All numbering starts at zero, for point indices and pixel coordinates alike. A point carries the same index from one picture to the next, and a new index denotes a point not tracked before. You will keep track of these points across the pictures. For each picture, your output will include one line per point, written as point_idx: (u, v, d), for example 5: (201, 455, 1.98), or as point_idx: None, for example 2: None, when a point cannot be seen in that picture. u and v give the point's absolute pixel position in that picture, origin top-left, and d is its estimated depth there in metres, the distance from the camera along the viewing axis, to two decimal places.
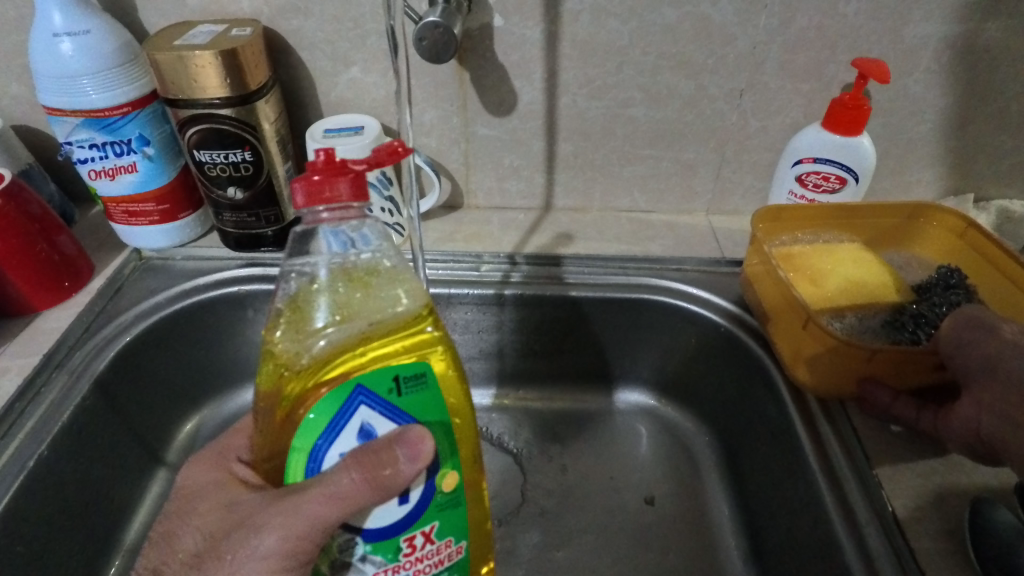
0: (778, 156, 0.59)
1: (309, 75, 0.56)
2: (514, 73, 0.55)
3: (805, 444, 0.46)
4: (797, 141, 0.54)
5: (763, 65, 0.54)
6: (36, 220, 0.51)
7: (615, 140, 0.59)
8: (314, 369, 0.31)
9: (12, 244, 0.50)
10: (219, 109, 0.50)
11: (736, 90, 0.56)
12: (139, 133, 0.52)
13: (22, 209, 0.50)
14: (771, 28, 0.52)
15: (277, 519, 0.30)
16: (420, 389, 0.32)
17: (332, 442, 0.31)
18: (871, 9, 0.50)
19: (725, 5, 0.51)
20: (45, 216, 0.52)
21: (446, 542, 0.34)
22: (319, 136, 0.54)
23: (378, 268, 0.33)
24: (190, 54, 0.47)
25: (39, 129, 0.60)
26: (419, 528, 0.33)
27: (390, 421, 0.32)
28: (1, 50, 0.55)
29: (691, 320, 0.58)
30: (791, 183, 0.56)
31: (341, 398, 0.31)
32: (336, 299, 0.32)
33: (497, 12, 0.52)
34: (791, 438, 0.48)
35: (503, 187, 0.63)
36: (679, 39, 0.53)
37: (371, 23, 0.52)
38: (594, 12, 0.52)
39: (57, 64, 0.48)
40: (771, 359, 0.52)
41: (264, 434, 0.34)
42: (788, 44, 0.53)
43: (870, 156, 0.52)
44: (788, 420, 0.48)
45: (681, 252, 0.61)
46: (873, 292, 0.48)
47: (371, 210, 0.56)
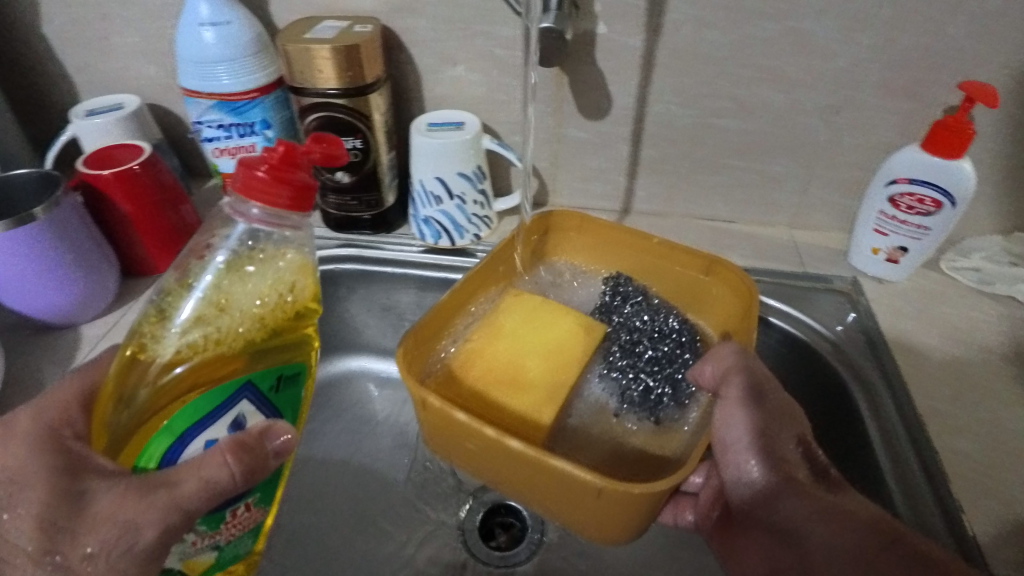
0: (869, 174, 0.59)
1: (416, 70, 0.59)
2: (611, 79, 0.57)
3: (884, 465, 0.46)
4: (892, 161, 0.54)
5: (862, 83, 0.54)
6: (167, 188, 0.57)
7: (703, 149, 0.61)
8: (176, 389, 0.34)
9: (143, 210, 0.56)
10: (338, 99, 0.54)
11: (832, 106, 0.56)
12: (262, 117, 0.57)
13: (155, 179, 0.56)
14: (874, 46, 0.52)
15: (154, 512, 0.33)
16: (293, 386, 0.39)
17: (202, 429, 0.35)
18: (981, 32, 0.50)
19: (829, 22, 0.51)
20: (174, 187, 0.57)
21: (257, 508, 0.39)
22: (423, 129, 0.57)
23: (258, 260, 0.36)
24: (317, 47, 0.51)
25: (168, 108, 0.66)
26: (245, 499, 0.38)
27: (260, 413, 0.37)
28: (144, 35, 0.61)
29: (769, 332, 0.58)
30: (882, 203, 0.56)
31: (228, 391, 0.35)
32: (216, 289, 0.35)
33: (601, 19, 0.54)
34: (868, 457, 0.48)
35: (587, 188, 0.66)
36: (779, 53, 0.54)
37: (478, 25, 0.55)
38: (696, 24, 0.53)
39: (199, 50, 0.53)
40: (851, 378, 0.52)
41: (119, 407, 0.35)
42: (890, 63, 0.53)
43: (970, 180, 0.51)
44: (867, 440, 0.49)
45: (760, 263, 0.62)
46: (560, 347, 0.51)
47: (466, 202, 0.59)
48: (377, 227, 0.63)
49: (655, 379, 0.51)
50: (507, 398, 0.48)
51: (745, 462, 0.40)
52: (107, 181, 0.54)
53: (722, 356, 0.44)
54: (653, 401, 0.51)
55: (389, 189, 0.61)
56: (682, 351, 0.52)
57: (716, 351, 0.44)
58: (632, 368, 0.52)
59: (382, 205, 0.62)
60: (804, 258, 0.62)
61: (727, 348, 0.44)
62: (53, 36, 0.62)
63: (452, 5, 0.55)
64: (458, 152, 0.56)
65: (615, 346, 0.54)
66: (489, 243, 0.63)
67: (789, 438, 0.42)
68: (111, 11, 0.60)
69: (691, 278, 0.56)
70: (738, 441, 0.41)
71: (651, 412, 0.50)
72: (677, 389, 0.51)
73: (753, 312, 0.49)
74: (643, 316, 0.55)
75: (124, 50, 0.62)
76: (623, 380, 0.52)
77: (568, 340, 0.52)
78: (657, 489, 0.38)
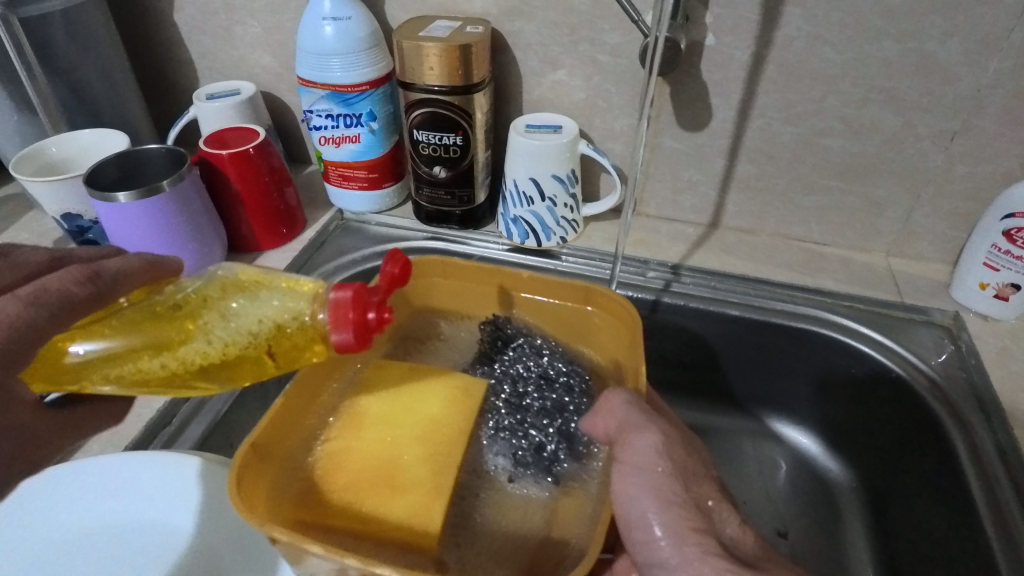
0: (981, 205, 0.56)
1: (519, 73, 0.60)
2: (714, 91, 0.57)
3: (980, 506, 0.45)
4: (1013, 192, 0.51)
5: (984, 109, 0.52)
6: (275, 171, 0.60)
7: (803, 168, 0.59)
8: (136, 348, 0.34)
9: (252, 190, 0.59)
10: (446, 97, 0.56)
11: (948, 132, 0.54)
12: (369, 110, 0.60)
13: (265, 161, 0.59)
14: (1002, 72, 0.50)
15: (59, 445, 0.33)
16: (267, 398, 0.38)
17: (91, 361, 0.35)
18: None
19: (954, 44, 0.49)
20: (280, 170, 0.61)
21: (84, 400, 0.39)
22: (522, 130, 0.58)
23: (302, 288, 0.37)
24: (431, 45, 0.53)
25: (278, 96, 0.70)
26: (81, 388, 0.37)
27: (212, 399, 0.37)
28: (265, 27, 0.65)
29: (859, 360, 0.57)
30: (996, 236, 0.53)
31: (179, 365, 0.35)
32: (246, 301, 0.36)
33: (711, 31, 0.53)
34: (961, 496, 0.47)
35: (677, 199, 0.65)
36: (896, 74, 0.52)
37: (586, 31, 0.56)
38: (810, 39, 0.52)
39: (318, 43, 0.56)
40: (947, 414, 0.50)
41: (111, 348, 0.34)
42: (1019, 90, 0.50)
43: None
44: (961, 478, 0.47)
45: (854, 289, 0.60)
46: (446, 416, 0.44)
47: (556, 204, 0.60)
48: (465, 223, 0.65)
49: (543, 434, 0.47)
50: (392, 498, 0.40)
51: (650, 527, 0.36)
52: (224, 161, 0.57)
53: (611, 403, 0.40)
54: (547, 458, 0.45)
55: (481, 187, 0.63)
56: (570, 400, 0.48)
57: (607, 403, 0.41)
58: (523, 424, 0.47)
59: (473, 201, 0.63)
60: (902, 287, 0.60)
61: (612, 396, 0.41)
62: (183, 23, 0.67)
63: (562, 10, 0.56)
64: (555, 155, 0.57)
65: (499, 399, 0.49)
66: (574, 247, 0.64)
67: (723, 506, 0.41)
68: (238, 2, 0.64)
69: (573, 311, 0.50)
70: (656, 534, 0.36)
71: (546, 471, 0.45)
72: (572, 441, 0.46)
73: (639, 349, 0.43)
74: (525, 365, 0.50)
75: (245, 40, 0.66)
76: (514, 437, 0.47)
77: (448, 415, 0.44)
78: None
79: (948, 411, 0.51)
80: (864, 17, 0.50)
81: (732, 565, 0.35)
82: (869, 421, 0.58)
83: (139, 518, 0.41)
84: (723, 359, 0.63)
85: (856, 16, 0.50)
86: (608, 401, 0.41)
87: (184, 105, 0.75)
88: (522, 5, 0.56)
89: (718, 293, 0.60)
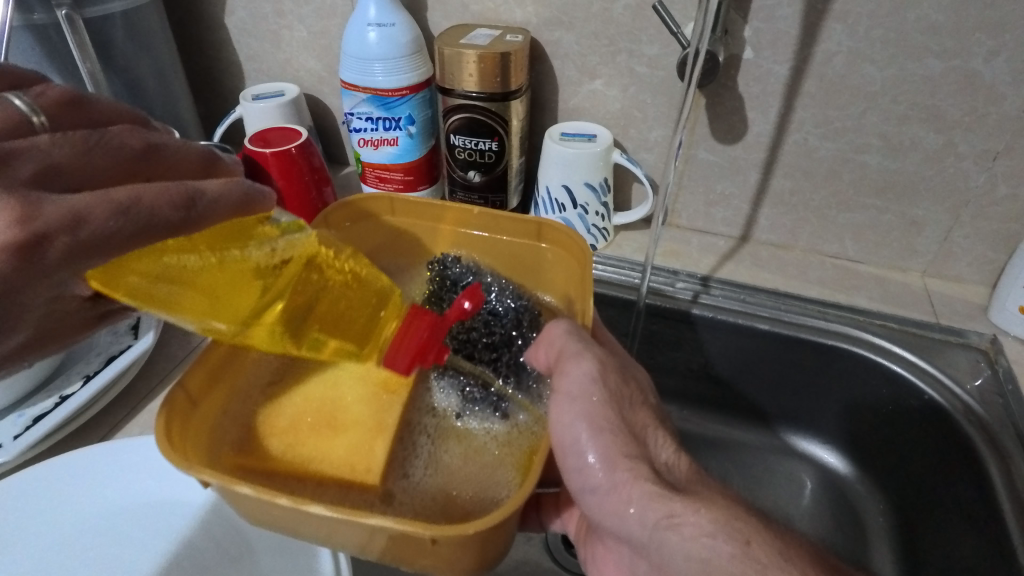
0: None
1: (556, 82, 0.61)
2: (751, 105, 0.57)
3: (1014, 532, 0.44)
4: None
5: None
6: (315, 171, 0.62)
7: (839, 184, 0.59)
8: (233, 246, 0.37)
9: (293, 188, 0.61)
10: (483, 103, 0.57)
11: (991, 152, 0.53)
12: (408, 113, 0.61)
13: (307, 160, 0.61)
14: None
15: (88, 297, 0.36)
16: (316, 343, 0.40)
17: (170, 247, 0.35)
18: None
19: (999, 64, 0.49)
20: (320, 170, 0.63)
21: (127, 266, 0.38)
22: (557, 138, 0.59)
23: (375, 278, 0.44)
24: (472, 53, 0.54)
25: (320, 98, 0.72)
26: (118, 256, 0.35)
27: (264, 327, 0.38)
28: (312, 32, 0.67)
29: (889, 379, 0.56)
30: None
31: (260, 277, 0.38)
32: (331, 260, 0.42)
33: (750, 44, 0.54)
34: (995, 522, 0.45)
35: (709, 212, 0.65)
36: (938, 92, 0.51)
37: (624, 42, 0.57)
38: (850, 55, 0.52)
39: (362, 48, 0.58)
40: (982, 437, 0.49)
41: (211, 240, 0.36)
42: None
43: None
44: (995, 503, 0.46)
45: (888, 308, 0.59)
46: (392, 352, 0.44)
47: (587, 212, 0.61)
48: None
49: (491, 369, 0.45)
50: (332, 440, 0.39)
51: (582, 453, 0.36)
52: (267, 159, 0.59)
53: (554, 338, 0.40)
54: (495, 396, 0.43)
55: (514, 193, 0.64)
56: (517, 333, 0.46)
57: (545, 336, 0.40)
58: (465, 361, 0.45)
59: (506, 207, 0.64)
60: (938, 308, 0.59)
61: (554, 325, 0.40)
62: (233, 27, 0.70)
63: (602, 22, 0.56)
64: (589, 163, 0.57)
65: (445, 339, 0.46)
66: (604, 255, 0.64)
67: (658, 432, 0.39)
68: (287, 8, 0.66)
69: (525, 248, 0.49)
70: (589, 460, 0.36)
71: (494, 407, 0.42)
72: (521, 374, 0.44)
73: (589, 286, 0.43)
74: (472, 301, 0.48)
75: (291, 44, 0.69)
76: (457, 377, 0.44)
77: None
78: (491, 524, 0.30)
79: (984, 435, 0.49)
80: (906, 34, 0.50)
81: (662, 490, 0.35)
82: (899, 440, 0.57)
83: (174, 498, 0.42)
84: (749, 373, 0.63)
85: (898, 33, 0.50)
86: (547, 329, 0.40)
87: (230, 106, 0.77)
88: (562, 15, 0.57)
89: (747, 306, 0.60)
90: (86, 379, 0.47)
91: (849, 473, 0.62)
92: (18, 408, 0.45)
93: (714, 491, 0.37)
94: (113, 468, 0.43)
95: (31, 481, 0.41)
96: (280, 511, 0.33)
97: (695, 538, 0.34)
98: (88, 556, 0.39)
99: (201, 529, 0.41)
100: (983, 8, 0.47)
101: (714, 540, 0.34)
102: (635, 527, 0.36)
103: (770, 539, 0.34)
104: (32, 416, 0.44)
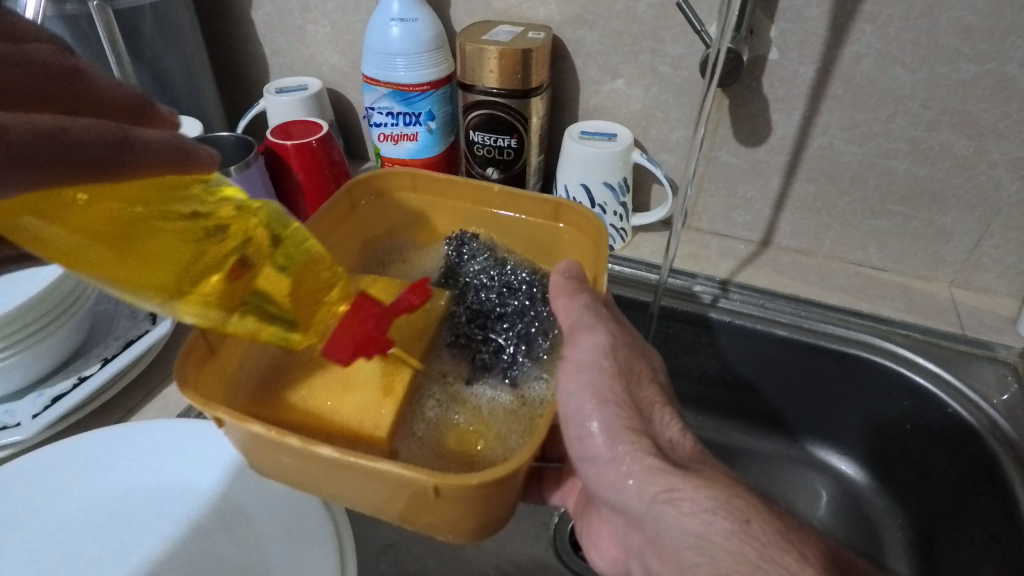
0: None
1: (578, 80, 0.61)
2: (775, 107, 0.56)
3: None
4: None
5: None
6: (334, 164, 0.62)
7: (864, 190, 0.58)
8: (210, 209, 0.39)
9: (313, 181, 0.61)
10: (503, 100, 0.57)
11: None
12: (429, 109, 0.61)
13: (327, 154, 0.61)
14: None
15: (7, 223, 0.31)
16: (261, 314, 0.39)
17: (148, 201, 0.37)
18: None
19: None
20: (341, 164, 0.63)
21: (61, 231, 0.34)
22: (576, 136, 0.59)
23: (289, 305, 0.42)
24: (493, 49, 0.54)
25: (342, 93, 0.72)
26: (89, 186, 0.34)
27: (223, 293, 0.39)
28: (336, 27, 0.67)
29: (911, 390, 0.54)
30: None
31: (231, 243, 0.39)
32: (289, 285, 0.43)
33: (776, 45, 0.53)
34: (1018, 541, 0.44)
35: (730, 215, 0.64)
36: (970, 96, 0.50)
37: (648, 41, 0.56)
38: (880, 58, 0.51)
39: (385, 42, 0.58)
40: (1005, 451, 0.48)
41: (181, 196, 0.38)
42: None
43: None
44: (1018, 519, 0.44)
45: (913, 317, 0.58)
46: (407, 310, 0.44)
47: (605, 213, 0.60)
48: None
49: (503, 337, 0.44)
50: (344, 395, 0.39)
51: (585, 421, 0.36)
52: (288, 151, 0.60)
53: (556, 286, 0.40)
54: (506, 361, 0.43)
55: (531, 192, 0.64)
56: (531, 306, 0.45)
57: (562, 305, 0.39)
58: (480, 328, 0.45)
59: None
60: (964, 320, 0.57)
61: (565, 296, 0.40)
62: (260, 21, 0.70)
63: (625, 20, 0.56)
64: (608, 163, 0.57)
65: (461, 309, 0.46)
66: (622, 256, 0.63)
67: (664, 411, 0.39)
68: (312, 3, 0.67)
69: (542, 229, 0.48)
70: (593, 429, 0.36)
71: (504, 373, 0.42)
72: (531, 344, 0.44)
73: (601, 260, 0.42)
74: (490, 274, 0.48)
75: (316, 39, 0.69)
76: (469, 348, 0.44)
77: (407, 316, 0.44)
78: (495, 475, 0.30)
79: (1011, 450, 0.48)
80: (939, 37, 0.48)
81: (663, 465, 0.35)
82: (919, 453, 0.56)
83: (186, 482, 0.42)
84: (766, 380, 0.62)
85: (930, 35, 0.49)
86: (561, 297, 0.40)
87: (254, 100, 0.78)
88: (585, 13, 0.57)
89: (766, 311, 0.59)
90: (103, 362, 0.48)
91: (868, 484, 0.60)
92: (38, 388, 0.46)
93: (719, 470, 0.36)
94: (127, 449, 0.43)
95: (49, 459, 0.42)
96: (290, 456, 0.34)
97: (693, 513, 0.33)
98: (98, 536, 0.40)
99: (211, 513, 0.41)
100: (1020, 11, 0.46)
101: (712, 515, 0.33)
102: (633, 498, 0.35)
103: (770, 519, 0.32)
104: (51, 396, 0.45)
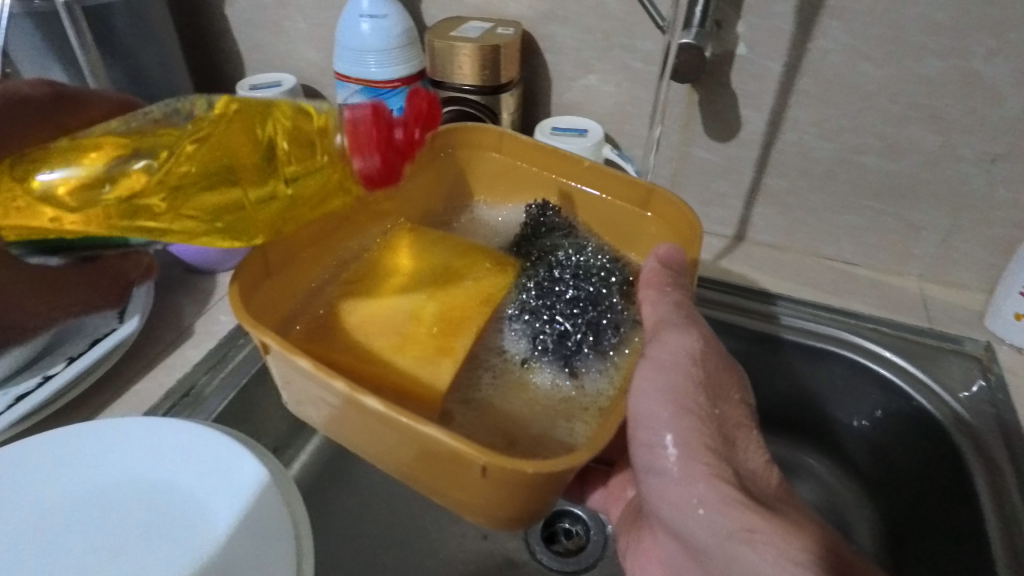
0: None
1: (551, 76, 0.61)
2: (745, 102, 0.56)
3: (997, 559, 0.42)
4: None
5: None
6: None
7: (836, 185, 0.58)
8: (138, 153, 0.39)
9: None
10: (472, 96, 0.57)
11: (991, 154, 0.51)
12: (401, 105, 0.61)
13: None
14: None
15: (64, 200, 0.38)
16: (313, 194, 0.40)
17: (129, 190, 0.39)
18: None
19: (1002, 64, 0.47)
20: None
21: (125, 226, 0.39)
22: (547, 132, 0.59)
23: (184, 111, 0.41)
24: (461, 45, 0.54)
25: (319, 88, 0.72)
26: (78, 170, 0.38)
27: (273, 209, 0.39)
28: (311, 22, 0.67)
29: (882, 386, 0.55)
30: None
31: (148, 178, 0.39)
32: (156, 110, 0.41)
33: (744, 40, 0.53)
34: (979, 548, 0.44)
35: (704, 211, 0.64)
36: (937, 91, 0.50)
37: (619, 37, 0.56)
38: (847, 53, 0.51)
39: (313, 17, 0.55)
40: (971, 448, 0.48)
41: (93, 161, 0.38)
42: None
43: None
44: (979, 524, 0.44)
45: (883, 312, 0.58)
46: (466, 293, 0.42)
47: None
48: None
49: (571, 322, 0.43)
50: (395, 355, 0.39)
51: (661, 431, 0.37)
52: None
53: (649, 272, 0.41)
54: (569, 348, 0.42)
55: None
56: (608, 291, 0.44)
57: (649, 297, 0.40)
58: (546, 307, 0.44)
59: None
60: (934, 313, 0.57)
61: (653, 287, 0.40)
62: (235, 17, 0.70)
63: (596, 15, 0.56)
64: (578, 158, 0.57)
65: (530, 284, 0.45)
66: None
67: (749, 439, 0.40)
68: None
69: (623, 213, 0.48)
70: (666, 442, 0.37)
71: (566, 361, 0.42)
72: (599, 334, 0.43)
73: (698, 242, 0.41)
74: (563, 248, 0.47)
75: (292, 34, 0.69)
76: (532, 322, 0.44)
77: (473, 289, 0.42)
78: (554, 468, 0.30)
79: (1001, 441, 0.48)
80: (905, 32, 0.48)
81: (741, 500, 0.35)
82: (891, 449, 0.56)
83: None
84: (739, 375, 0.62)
85: (895, 30, 0.49)
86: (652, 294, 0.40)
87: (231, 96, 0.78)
88: (557, 9, 0.57)
89: (738, 306, 0.59)
90: (69, 360, 0.48)
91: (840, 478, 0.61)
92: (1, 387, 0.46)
93: (800, 515, 0.36)
94: None
95: None
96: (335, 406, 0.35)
97: (771, 559, 0.32)
98: None
99: None
100: (984, 5, 0.46)
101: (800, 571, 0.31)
102: (705, 531, 0.35)
103: None
104: (15, 395, 0.45)
